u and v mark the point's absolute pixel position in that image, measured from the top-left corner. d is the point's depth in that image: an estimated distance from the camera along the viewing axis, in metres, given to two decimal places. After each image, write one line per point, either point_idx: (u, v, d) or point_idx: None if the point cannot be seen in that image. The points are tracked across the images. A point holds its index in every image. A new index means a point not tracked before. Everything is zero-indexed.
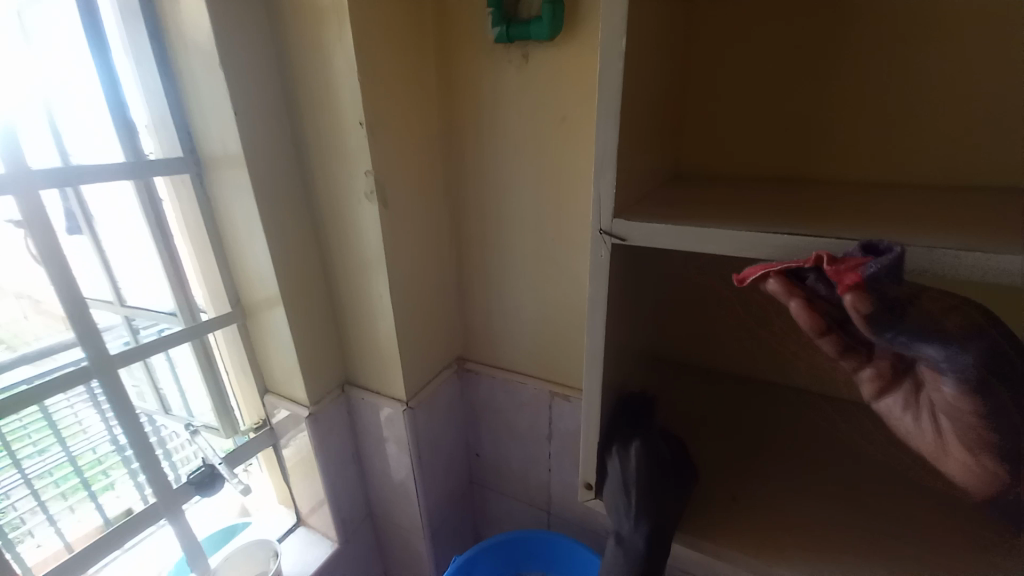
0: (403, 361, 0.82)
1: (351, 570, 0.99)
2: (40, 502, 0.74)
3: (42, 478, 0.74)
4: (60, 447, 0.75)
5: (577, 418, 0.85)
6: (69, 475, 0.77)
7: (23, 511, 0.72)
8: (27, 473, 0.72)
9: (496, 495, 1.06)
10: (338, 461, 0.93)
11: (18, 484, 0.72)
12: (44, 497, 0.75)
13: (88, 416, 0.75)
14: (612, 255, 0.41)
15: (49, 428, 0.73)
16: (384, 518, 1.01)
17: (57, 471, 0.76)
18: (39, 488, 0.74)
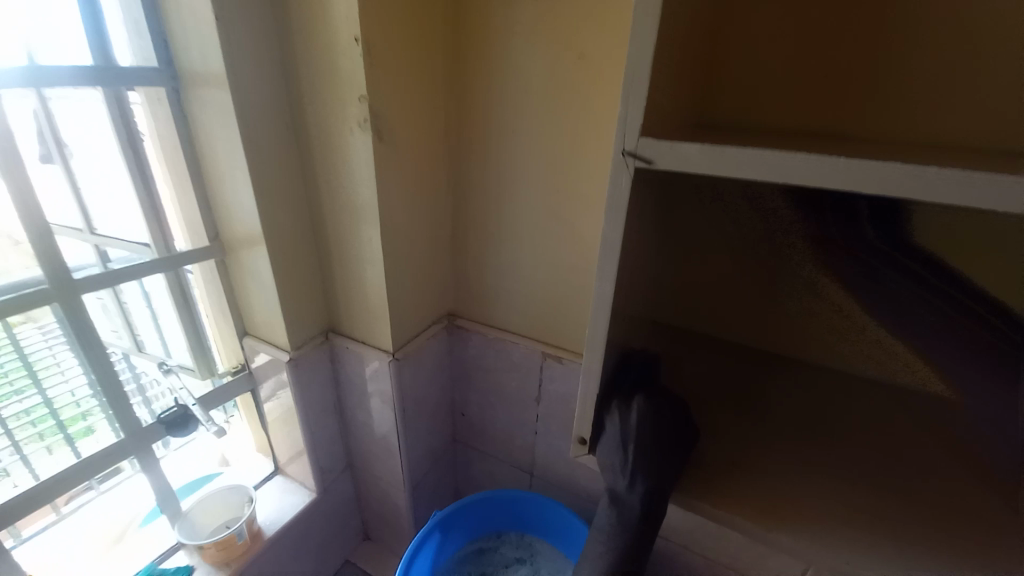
0: (392, 310, 0.78)
1: (328, 520, 0.98)
2: (13, 444, 0.66)
3: (18, 419, 0.67)
4: (36, 388, 0.68)
5: (568, 381, 0.83)
6: (47, 417, 0.69)
7: None
8: None
9: (479, 456, 1.04)
10: (320, 411, 0.90)
11: None
12: (16, 437, 0.67)
13: (66, 356, 0.68)
14: (632, 187, 0.36)
15: (22, 367, 0.65)
16: (364, 472, 1.00)
17: (32, 412, 0.68)
18: (12, 429, 0.66)
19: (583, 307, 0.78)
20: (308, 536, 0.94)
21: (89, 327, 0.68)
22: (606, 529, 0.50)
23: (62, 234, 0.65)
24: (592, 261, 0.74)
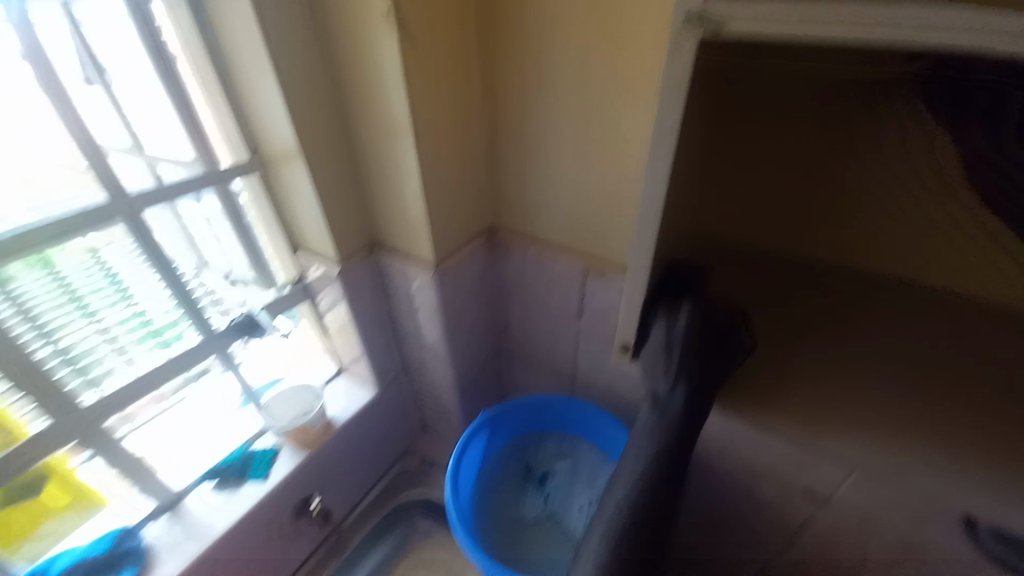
0: (431, 223, 0.78)
1: (388, 416, 1.08)
2: (119, 350, 0.75)
3: (120, 329, 0.74)
4: (129, 302, 0.74)
5: (610, 295, 0.81)
6: (141, 328, 0.76)
7: (105, 356, 0.73)
8: (103, 324, 0.72)
9: (522, 365, 1.09)
10: (372, 321, 0.95)
11: (97, 334, 0.72)
12: (119, 341, 0.74)
13: (147, 271, 0.74)
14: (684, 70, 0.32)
15: (113, 283, 0.72)
16: (417, 375, 1.08)
17: (130, 323, 0.75)
18: (117, 338, 0.74)
19: (629, 216, 0.74)
20: (373, 427, 1.05)
21: (151, 240, 0.73)
22: (647, 432, 0.53)
23: (113, 154, 0.67)
24: (641, 165, 0.68)
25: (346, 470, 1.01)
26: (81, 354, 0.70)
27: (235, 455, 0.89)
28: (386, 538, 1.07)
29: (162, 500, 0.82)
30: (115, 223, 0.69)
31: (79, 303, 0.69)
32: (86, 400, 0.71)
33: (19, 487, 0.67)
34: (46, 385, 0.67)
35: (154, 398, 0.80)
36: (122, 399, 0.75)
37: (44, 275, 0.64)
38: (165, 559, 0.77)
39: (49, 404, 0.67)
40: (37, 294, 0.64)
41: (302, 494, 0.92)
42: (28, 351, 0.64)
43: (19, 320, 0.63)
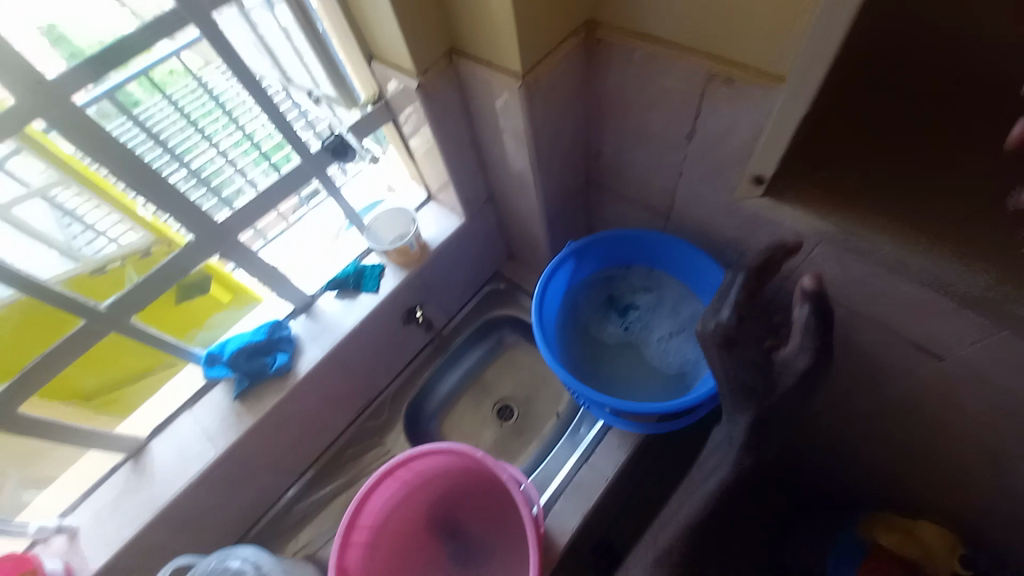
0: (518, 21, 0.63)
1: (478, 242, 1.12)
2: (240, 173, 0.81)
3: (236, 153, 0.80)
4: (235, 126, 0.78)
5: (734, 113, 0.66)
6: (252, 152, 0.81)
7: (231, 178, 0.81)
8: (221, 148, 0.78)
9: (613, 196, 1.01)
10: (457, 144, 0.91)
11: (220, 158, 0.78)
12: (237, 164, 0.80)
13: (241, 91, 0.75)
14: None
15: (217, 107, 0.75)
16: (504, 204, 1.06)
17: (242, 147, 0.80)
18: (236, 162, 0.80)
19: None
20: (464, 252, 1.10)
21: (232, 53, 0.69)
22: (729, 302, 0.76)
23: None
24: None
25: (443, 289, 1.11)
26: (211, 176, 0.78)
27: (349, 270, 0.98)
28: (479, 347, 1.22)
29: (298, 304, 0.97)
30: (187, 29, 0.65)
31: (194, 126, 0.74)
32: (221, 217, 0.80)
33: (183, 291, 0.83)
34: (184, 205, 0.74)
35: (278, 216, 0.91)
36: (243, 216, 0.82)
37: (156, 97, 0.68)
38: (310, 347, 0.93)
39: (191, 221, 0.75)
40: (157, 116, 0.69)
41: (407, 305, 1.04)
42: (167, 171, 0.73)
43: (152, 142, 0.70)
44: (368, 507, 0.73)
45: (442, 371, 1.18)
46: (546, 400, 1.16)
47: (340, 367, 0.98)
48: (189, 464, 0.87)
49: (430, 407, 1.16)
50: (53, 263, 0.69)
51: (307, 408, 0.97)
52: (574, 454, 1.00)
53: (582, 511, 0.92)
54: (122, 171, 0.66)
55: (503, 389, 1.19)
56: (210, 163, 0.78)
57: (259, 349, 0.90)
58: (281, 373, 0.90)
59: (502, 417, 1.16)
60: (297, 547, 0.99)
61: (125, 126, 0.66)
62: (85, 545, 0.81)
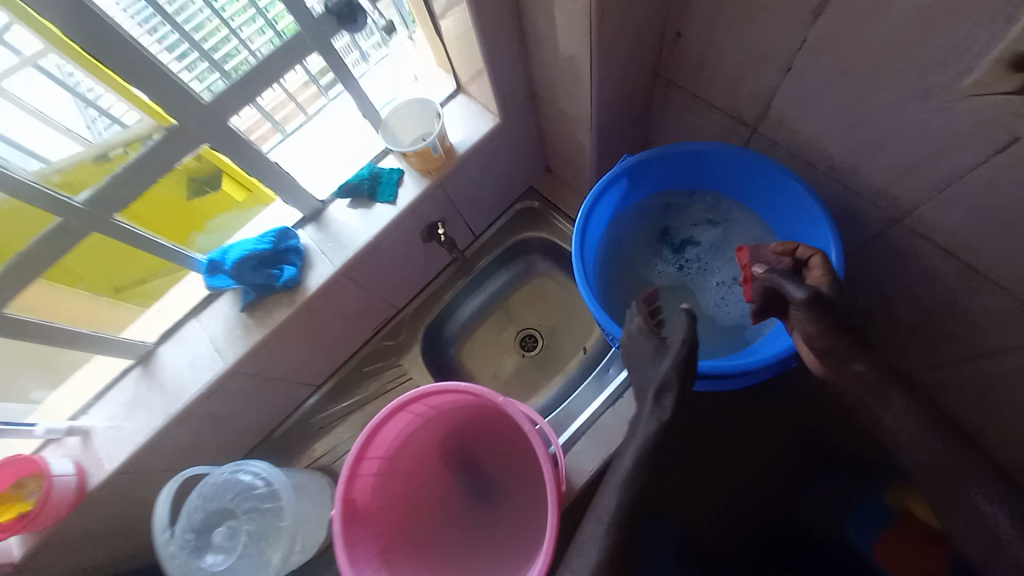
0: None
1: (514, 151, 0.96)
2: (240, 44, 0.65)
3: (232, 16, 0.63)
4: None
5: None
6: (253, 16, 0.64)
7: (230, 50, 0.65)
8: (213, 8, 0.61)
9: (685, 99, 0.82)
10: (496, 21, 0.70)
11: (214, 23, 0.62)
12: (246, 34, 0.65)
13: None
14: None
15: None
16: (547, 103, 0.87)
17: (238, 8, 0.63)
18: (232, 28, 0.64)
19: None
20: (496, 161, 0.93)
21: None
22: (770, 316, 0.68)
23: None
24: None
25: (469, 203, 0.96)
26: (206, 46, 0.63)
27: (364, 174, 0.85)
28: (506, 270, 1.10)
29: (307, 211, 0.85)
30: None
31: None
32: (210, 95, 0.65)
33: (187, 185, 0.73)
34: (159, 79, 0.59)
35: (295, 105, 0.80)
36: (233, 98, 0.67)
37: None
38: (320, 261, 0.83)
39: (170, 101, 0.61)
40: None
41: (428, 220, 0.91)
42: (175, 51, 0.61)
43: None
44: (379, 438, 0.67)
45: (466, 294, 1.08)
46: (575, 334, 1.06)
47: (354, 285, 0.88)
48: (197, 375, 0.82)
49: (449, 330, 1.08)
50: (55, 145, 0.62)
51: (321, 327, 0.89)
52: (602, 395, 0.92)
53: (605, 454, 0.85)
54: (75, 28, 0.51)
55: (529, 318, 1.09)
56: (201, 28, 0.62)
57: (266, 259, 0.80)
58: (289, 287, 0.81)
59: (524, 347, 1.08)
60: (314, 457, 0.98)
61: None
62: (97, 445, 0.82)
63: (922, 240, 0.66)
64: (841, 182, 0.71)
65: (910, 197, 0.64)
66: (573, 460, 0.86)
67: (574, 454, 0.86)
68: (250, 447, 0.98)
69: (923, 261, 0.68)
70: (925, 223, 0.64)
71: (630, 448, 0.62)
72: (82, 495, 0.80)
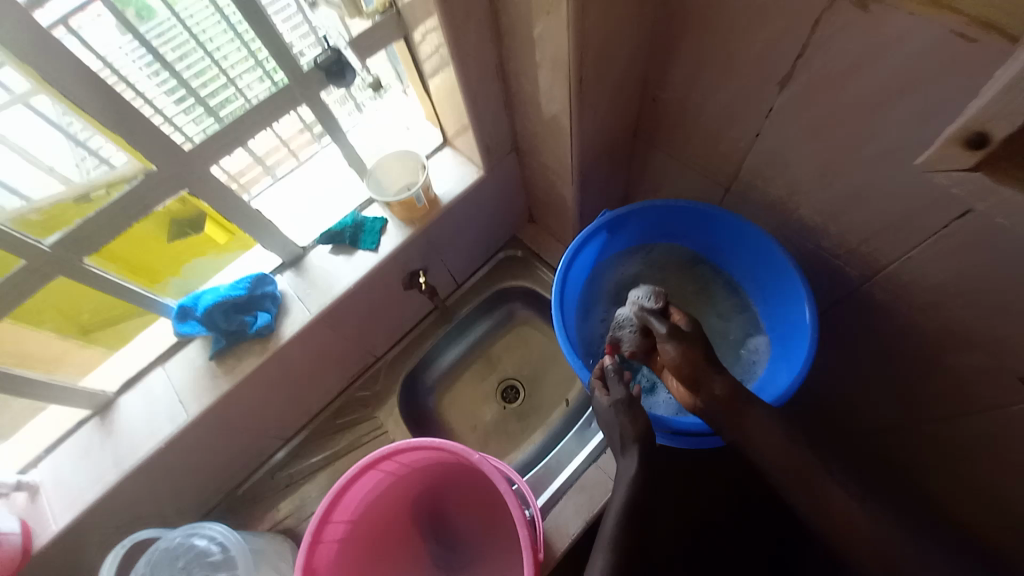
0: None
1: (496, 201, 0.96)
2: (202, 100, 0.63)
3: (195, 76, 0.62)
4: (232, 33, 0.61)
5: (863, 43, 0.48)
6: (219, 72, 0.63)
7: (195, 101, 0.63)
8: (179, 73, 0.60)
9: (663, 156, 0.85)
10: (482, 79, 0.72)
11: (176, 84, 0.61)
12: (239, 78, 0.65)
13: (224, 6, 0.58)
14: None
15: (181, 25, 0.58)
16: (530, 156, 0.89)
17: (201, 68, 0.62)
18: (195, 88, 0.62)
19: None
20: (478, 211, 0.94)
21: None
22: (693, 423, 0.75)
23: None
24: None
25: (449, 252, 0.97)
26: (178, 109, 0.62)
27: (347, 223, 0.86)
28: (487, 318, 1.09)
29: (287, 257, 0.84)
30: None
31: (185, 27, 0.58)
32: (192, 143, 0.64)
33: (164, 229, 0.70)
34: (145, 128, 0.58)
35: (287, 151, 0.81)
36: (212, 149, 0.65)
37: (169, 12, 0.56)
38: (297, 307, 0.81)
39: (155, 149, 0.60)
40: (168, 36, 0.57)
41: (409, 267, 0.91)
42: (176, 98, 0.61)
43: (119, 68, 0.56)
44: (344, 500, 0.63)
45: (447, 342, 1.06)
46: (556, 384, 1.04)
47: (328, 330, 0.85)
48: (156, 426, 0.76)
49: (428, 379, 1.05)
50: (37, 182, 0.58)
51: (292, 375, 0.85)
52: (582, 454, 0.87)
53: (588, 514, 0.80)
54: (25, 47, 0.47)
55: (510, 367, 1.07)
56: (171, 89, 0.60)
57: (239, 306, 0.79)
58: (262, 335, 0.78)
59: (505, 397, 1.04)
60: (276, 520, 0.91)
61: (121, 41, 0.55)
62: (46, 501, 0.72)
63: (891, 299, 0.67)
64: (812, 242, 0.73)
65: (878, 259, 0.65)
66: (554, 522, 0.80)
67: (554, 514, 0.81)
68: (210, 503, 0.91)
69: (894, 322, 0.69)
70: (896, 282, 0.64)
71: (618, 508, 0.62)
72: (22, 563, 0.69)
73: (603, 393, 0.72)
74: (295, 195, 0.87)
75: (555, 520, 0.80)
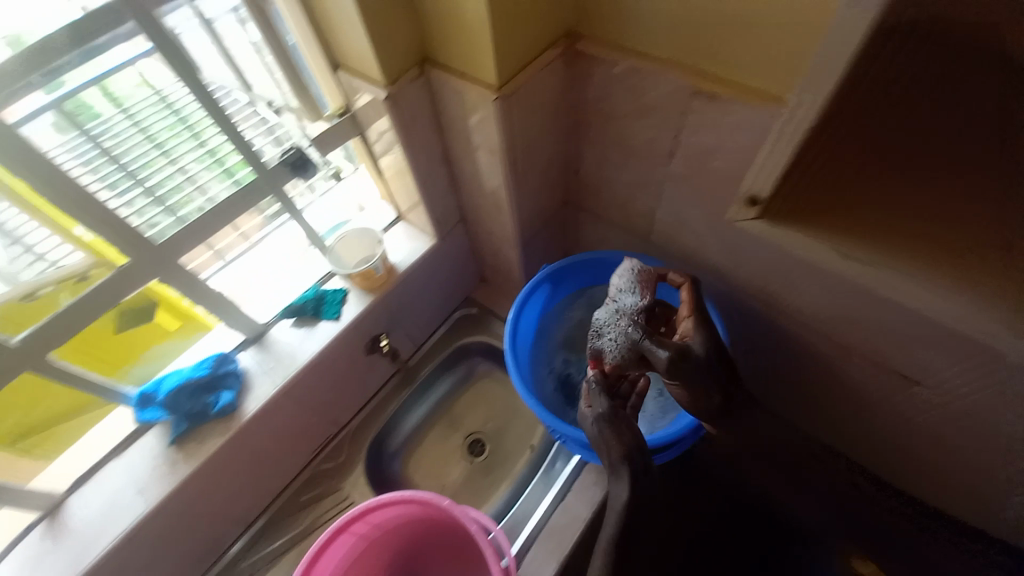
0: (497, 46, 0.59)
1: (448, 267, 1.05)
2: (162, 203, 0.70)
3: (157, 184, 0.69)
4: (196, 140, 0.70)
5: (718, 130, 0.63)
6: (176, 179, 0.71)
7: (157, 204, 0.70)
8: (142, 181, 0.67)
9: (591, 217, 0.98)
10: (429, 166, 0.84)
11: (138, 192, 0.67)
12: (196, 177, 0.72)
13: (191, 121, 0.68)
14: None
15: (143, 135, 0.66)
16: (477, 225, 1.00)
17: (162, 176, 0.69)
18: (157, 193, 0.69)
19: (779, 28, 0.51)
20: (433, 276, 1.03)
21: (162, 30, 0.59)
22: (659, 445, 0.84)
23: None
24: None
25: (408, 316, 1.03)
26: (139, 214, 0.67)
27: (309, 296, 0.90)
28: (449, 376, 1.14)
29: (249, 334, 0.87)
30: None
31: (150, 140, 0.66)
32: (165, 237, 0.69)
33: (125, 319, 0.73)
34: (120, 225, 0.63)
35: (239, 236, 0.84)
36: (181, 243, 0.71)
37: (116, 111, 0.63)
38: (261, 383, 0.83)
39: (128, 245, 0.65)
40: (133, 150, 0.65)
41: (371, 333, 0.96)
42: (121, 192, 0.65)
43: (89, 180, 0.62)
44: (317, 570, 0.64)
45: (411, 404, 1.09)
46: (519, 434, 1.08)
47: (293, 403, 0.87)
48: (113, 521, 0.72)
49: (393, 444, 1.07)
50: None
51: (257, 452, 0.85)
52: (550, 496, 0.91)
53: (559, 557, 0.83)
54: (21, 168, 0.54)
55: (474, 422, 1.11)
56: (131, 197, 0.67)
57: (204, 385, 0.80)
58: (226, 413, 0.79)
59: (472, 452, 1.07)
60: None
61: (95, 155, 0.62)
62: None
63: (786, 322, 0.80)
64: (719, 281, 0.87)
65: (770, 291, 0.79)
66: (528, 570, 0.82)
67: (528, 562, 0.83)
68: None
69: (793, 341, 0.82)
70: (786, 308, 0.78)
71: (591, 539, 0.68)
72: None
73: (587, 406, 0.75)
74: (250, 275, 0.90)
75: (529, 567, 0.83)
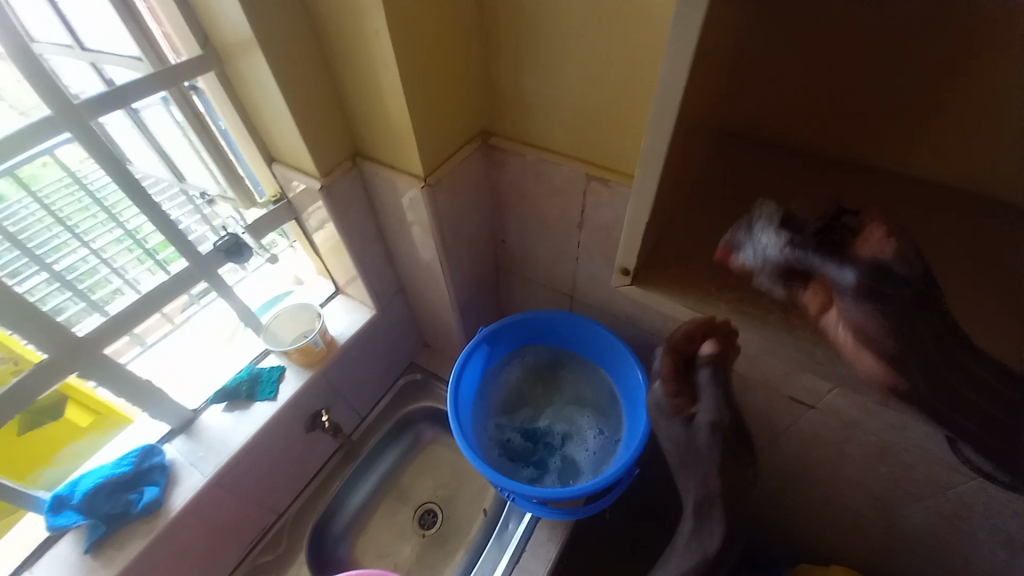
0: (419, 144, 0.68)
1: (389, 336, 1.08)
2: (76, 291, 0.70)
3: (73, 272, 0.70)
4: (115, 225, 0.72)
5: (615, 207, 0.75)
6: (93, 266, 0.72)
7: (72, 292, 0.70)
8: (55, 270, 0.68)
9: (521, 280, 1.07)
10: (365, 243, 0.89)
11: (49, 280, 0.68)
12: (115, 262, 0.74)
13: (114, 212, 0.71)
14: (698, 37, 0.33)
15: (54, 220, 0.67)
16: (415, 294, 1.05)
17: (77, 265, 0.71)
18: (71, 280, 0.70)
19: (642, 129, 0.64)
20: (375, 346, 1.05)
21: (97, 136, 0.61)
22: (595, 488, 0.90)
23: (49, 51, 0.59)
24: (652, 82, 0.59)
25: (350, 389, 1.03)
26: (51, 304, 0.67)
27: (242, 375, 0.88)
28: (395, 446, 1.13)
29: (176, 423, 0.83)
30: (68, 91, 0.59)
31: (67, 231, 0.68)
32: (78, 327, 0.69)
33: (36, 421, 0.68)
34: (35, 322, 0.61)
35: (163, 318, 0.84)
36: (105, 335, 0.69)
37: (20, 192, 0.62)
38: (189, 474, 0.79)
39: (50, 343, 0.64)
40: (47, 240, 0.67)
41: (311, 410, 0.95)
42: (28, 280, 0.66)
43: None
44: None
45: (356, 480, 1.07)
46: (469, 498, 1.08)
47: (225, 494, 0.82)
48: None
49: (337, 525, 1.03)
50: None
51: (185, 552, 0.80)
52: (503, 558, 0.91)
53: None
54: None
55: (424, 492, 1.10)
56: (40, 285, 0.67)
57: (124, 484, 0.75)
58: (150, 511, 0.74)
59: (422, 525, 1.05)
60: None
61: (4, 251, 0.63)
62: None
63: None
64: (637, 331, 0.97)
65: None
66: None
67: None
68: None
69: None
70: None
71: None
72: None
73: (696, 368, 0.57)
74: (175, 359, 0.88)
75: None
